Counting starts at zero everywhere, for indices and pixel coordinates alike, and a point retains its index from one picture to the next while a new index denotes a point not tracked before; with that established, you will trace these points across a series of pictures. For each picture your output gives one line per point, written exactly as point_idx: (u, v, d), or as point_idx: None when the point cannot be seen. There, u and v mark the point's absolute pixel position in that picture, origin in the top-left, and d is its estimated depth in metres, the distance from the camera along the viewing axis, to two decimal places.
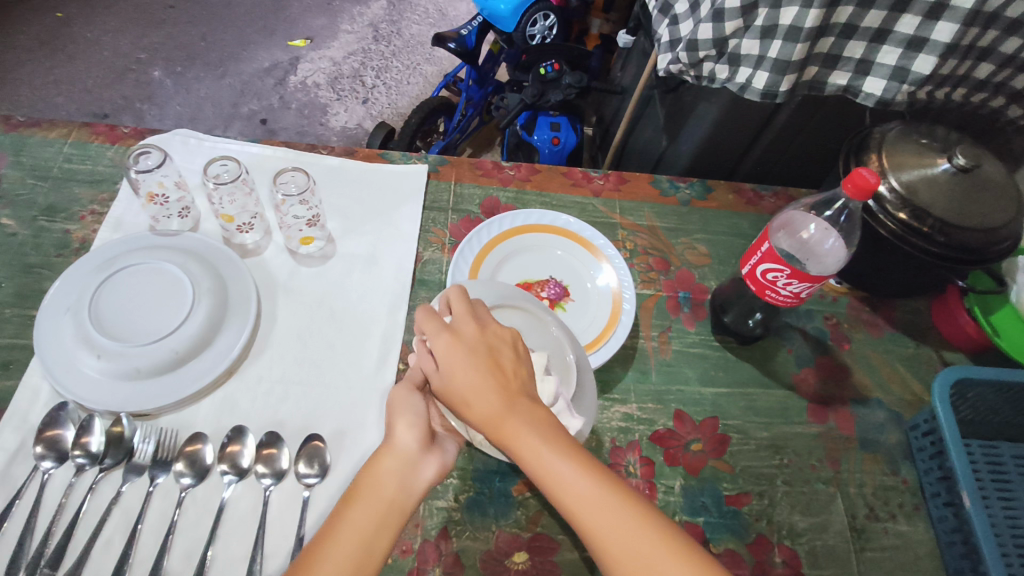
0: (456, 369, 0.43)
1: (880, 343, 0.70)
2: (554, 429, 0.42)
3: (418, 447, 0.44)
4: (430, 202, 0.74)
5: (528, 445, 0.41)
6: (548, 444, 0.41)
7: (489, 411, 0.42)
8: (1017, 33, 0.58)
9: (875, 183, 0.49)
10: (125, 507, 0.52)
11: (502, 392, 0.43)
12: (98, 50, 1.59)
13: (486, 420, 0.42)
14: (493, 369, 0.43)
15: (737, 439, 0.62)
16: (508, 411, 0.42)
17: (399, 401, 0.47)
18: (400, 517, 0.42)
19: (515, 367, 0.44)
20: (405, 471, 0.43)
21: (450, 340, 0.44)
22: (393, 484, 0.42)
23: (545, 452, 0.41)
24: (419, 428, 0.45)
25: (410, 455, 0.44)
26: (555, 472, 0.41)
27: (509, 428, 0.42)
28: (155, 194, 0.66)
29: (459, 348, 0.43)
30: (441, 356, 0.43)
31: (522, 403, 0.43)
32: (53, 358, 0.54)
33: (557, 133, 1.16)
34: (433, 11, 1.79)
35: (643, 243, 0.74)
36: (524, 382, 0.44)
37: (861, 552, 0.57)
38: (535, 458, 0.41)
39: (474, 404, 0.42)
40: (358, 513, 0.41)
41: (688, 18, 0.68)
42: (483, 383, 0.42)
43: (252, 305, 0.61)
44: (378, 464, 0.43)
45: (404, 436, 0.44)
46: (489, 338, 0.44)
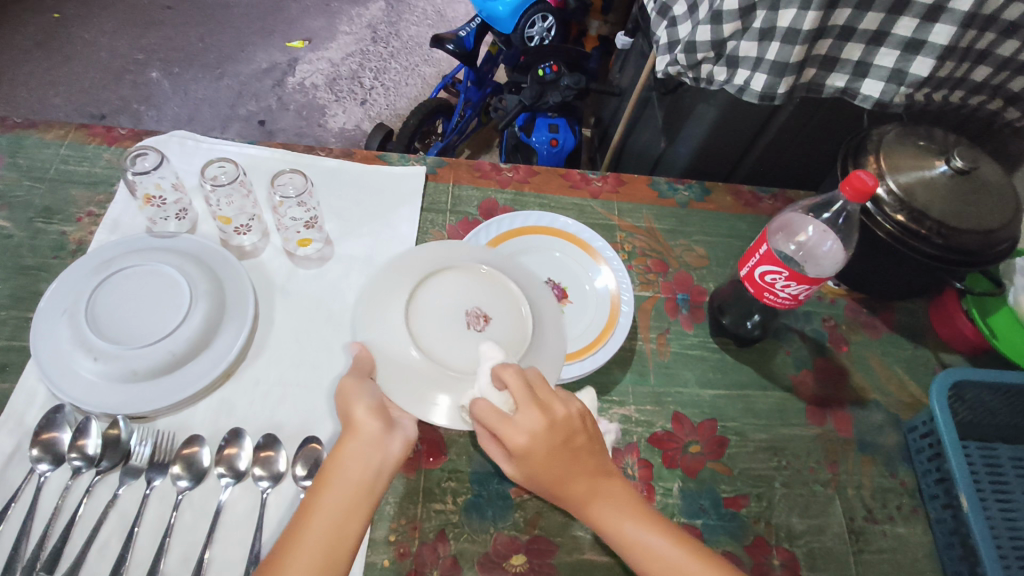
0: (539, 466, 0.43)
1: (878, 345, 0.70)
2: (637, 504, 0.46)
3: (378, 426, 0.44)
4: (429, 204, 0.74)
5: (616, 525, 0.45)
6: (637, 521, 0.45)
7: (577, 495, 0.45)
8: (1015, 36, 0.58)
9: (873, 186, 0.50)
10: (121, 510, 0.52)
11: (588, 475, 0.45)
12: (96, 50, 1.58)
13: (576, 504, 0.45)
14: (575, 457, 0.44)
15: (735, 441, 0.62)
16: (597, 496, 0.45)
17: (350, 388, 0.45)
18: (368, 498, 0.42)
19: (590, 448, 0.46)
20: (370, 454, 0.43)
21: (524, 438, 0.43)
22: (360, 468, 0.42)
23: (637, 532, 0.44)
24: (375, 408, 0.44)
25: (371, 436, 0.43)
26: (645, 545, 0.44)
27: (598, 512, 0.45)
28: (152, 195, 0.65)
29: (539, 443, 0.43)
30: (521, 452, 0.43)
31: (606, 480, 0.46)
32: (50, 361, 0.54)
33: (556, 134, 1.16)
34: (431, 12, 1.79)
35: (641, 245, 0.74)
36: (601, 459, 0.46)
37: (860, 554, 0.57)
38: (627, 537, 0.44)
39: (564, 492, 0.45)
40: (327, 501, 0.41)
41: (687, 20, 0.68)
42: (569, 473, 0.44)
43: (249, 307, 0.60)
44: (341, 451, 0.43)
45: (362, 419, 0.44)
46: (563, 428, 0.44)
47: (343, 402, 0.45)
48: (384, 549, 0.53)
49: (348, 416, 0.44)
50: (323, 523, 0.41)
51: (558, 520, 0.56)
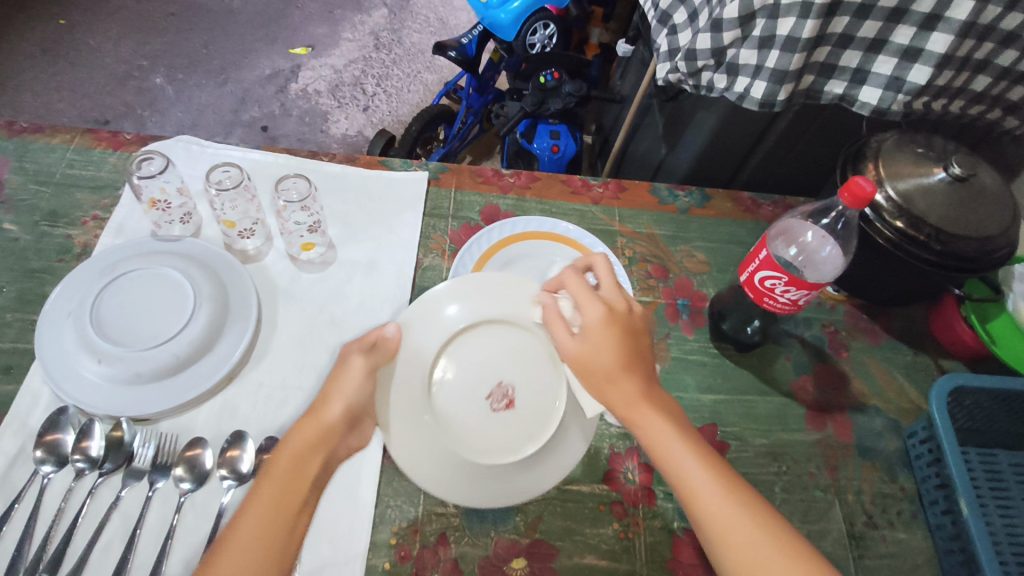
0: (608, 341, 0.48)
1: (877, 351, 0.70)
2: (679, 421, 0.47)
3: (344, 426, 0.48)
4: (431, 209, 0.74)
5: (657, 430, 0.46)
6: (678, 435, 0.46)
7: (620, 397, 0.47)
8: (1012, 46, 0.59)
9: (871, 192, 0.50)
10: (124, 512, 0.52)
11: (638, 381, 0.48)
12: (101, 56, 1.60)
13: (619, 403, 0.48)
14: (630, 351, 0.48)
15: (735, 446, 0.62)
16: (643, 401, 0.47)
17: (346, 376, 0.49)
18: (312, 487, 0.45)
19: (642, 350, 0.50)
20: (325, 444, 0.47)
21: (599, 313, 0.49)
22: (311, 457, 0.46)
23: (677, 446, 0.45)
24: (352, 406, 0.49)
25: (334, 429, 0.48)
26: (679, 459, 0.45)
27: (641, 416, 0.47)
28: (157, 199, 0.66)
29: (611, 323, 0.49)
30: (592, 326, 0.48)
31: (652, 391, 0.48)
32: (55, 363, 0.55)
33: (557, 141, 1.17)
34: (433, 20, 1.80)
35: (642, 251, 0.74)
36: (651, 373, 0.49)
37: (859, 559, 0.57)
38: (666, 447, 0.46)
39: (612, 385, 0.48)
40: (275, 486, 0.43)
41: (688, 28, 0.69)
42: (621, 366, 0.48)
43: (252, 311, 0.61)
44: (297, 436, 0.47)
45: (333, 410, 0.48)
46: (631, 322, 0.50)
47: (331, 387, 0.50)
48: (385, 552, 0.53)
49: (322, 406, 0.48)
50: (268, 505, 0.42)
51: (558, 524, 0.56)
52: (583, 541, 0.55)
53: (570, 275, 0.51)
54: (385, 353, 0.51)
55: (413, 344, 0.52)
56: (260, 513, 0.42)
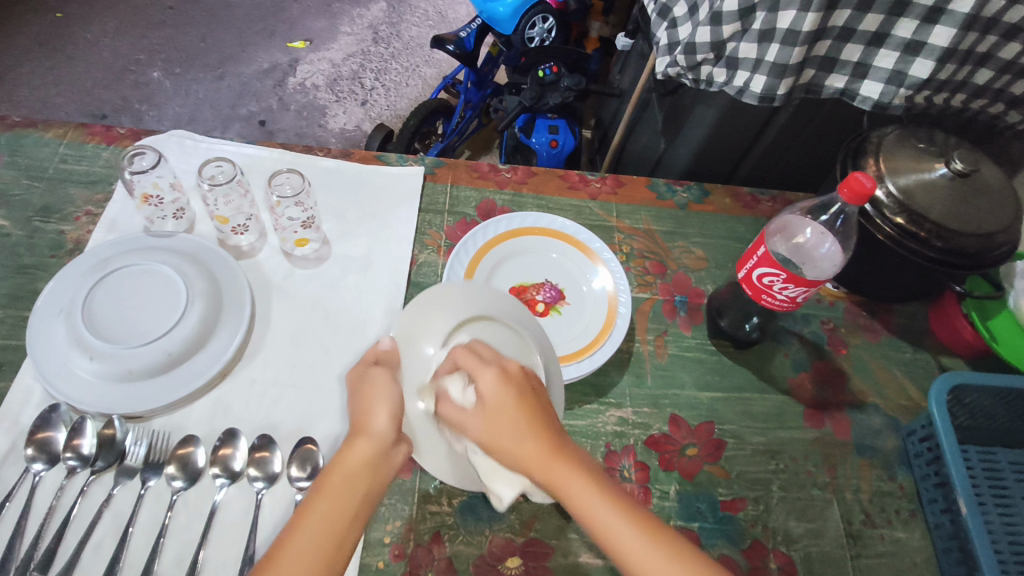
0: (500, 408, 0.41)
1: (877, 349, 0.70)
2: (603, 481, 0.40)
3: (395, 436, 0.43)
4: (427, 204, 0.73)
5: (577, 490, 0.39)
6: (608, 501, 0.39)
7: (533, 459, 0.40)
8: (1016, 39, 0.58)
9: (871, 188, 0.49)
10: (117, 509, 0.52)
11: (543, 437, 0.41)
12: (98, 50, 1.59)
13: (531, 468, 0.40)
14: (533, 410, 0.42)
15: (733, 443, 0.62)
16: (558, 455, 0.40)
17: (377, 387, 0.44)
18: (362, 505, 0.41)
19: (547, 408, 0.43)
20: (379, 460, 0.42)
21: (491, 381, 0.42)
22: (363, 476, 0.41)
23: (600, 509, 0.39)
24: (398, 414, 0.43)
25: (384, 442, 0.42)
26: (603, 518, 0.39)
27: (559, 474, 0.40)
28: (150, 194, 0.66)
29: (508, 386, 0.42)
30: (487, 393, 0.42)
31: (565, 447, 0.41)
32: (46, 360, 0.54)
33: (556, 135, 1.16)
34: (432, 13, 1.79)
35: (640, 247, 0.74)
36: (557, 424, 0.43)
37: (857, 559, 0.57)
38: (592, 513, 0.39)
39: (518, 455, 0.40)
40: (325, 506, 0.40)
41: (688, 21, 0.68)
42: (530, 429, 0.41)
43: (246, 307, 0.60)
44: (352, 454, 0.42)
45: (381, 421, 0.43)
46: (527, 381, 0.44)
47: (363, 403, 0.44)
48: (379, 551, 0.52)
49: (368, 418, 0.43)
50: (320, 522, 0.39)
51: (554, 523, 0.55)
52: (579, 539, 0.55)
53: (469, 351, 0.44)
54: (394, 363, 0.47)
55: (412, 364, 0.48)
56: (312, 532, 0.39)
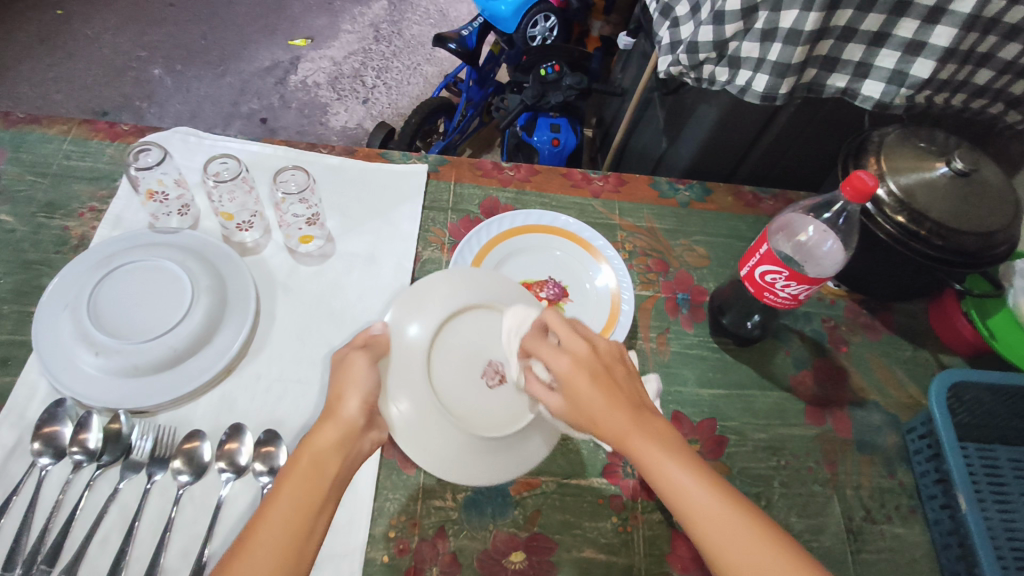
0: (578, 388, 0.43)
1: (877, 346, 0.70)
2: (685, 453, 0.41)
3: (364, 420, 0.44)
4: (430, 202, 0.74)
5: (656, 461, 0.40)
6: (688, 472, 0.40)
7: (615, 432, 0.42)
8: (1016, 39, 0.58)
9: (874, 186, 0.50)
10: (123, 504, 0.52)
11: (625, 409, 0.42)
12: (99, 47, 1.59)
13: (613, 438, 0.42)
14: (611, 387, 0.43)
15: (734, 440, 0.62)
16: (638, 429, 0.41)
17: (354, 371, 0.46)
18: (332, 487, 0.41)
19: (627, 383, 0.44)
20: (347, 442, 0.43)
21: (565, 360, 0.44)
22: (333, 458, 0.42)
23: (681, 479, 0.40)
24: (368, 400, 0.45)
25: (352, 425, 0.43)
26: (682, 488, 0.40)
27: (639, 445, 0.41)
28: (154, 191, 0.66)
29: (583, 367, 0.43)
30: (562, 372, 0.43)
31: (645, 419, 0.42)
32: (53, 356, 0.54)
33: (557, 134, 1.16)
34: (433, 12, 1.79)
35: (642, 245, 0.74)
36: (638, 397, 0.44)
37: (857, 554, 0.57)
38: (673, 484, 0.40)
39: (598, 427, 0.42)
40: (296, 489, 0.40)
41: (689, 21, 0.68)
42: (610, 402, 0.42)
43: (251, 303, 0.61)
44: (320, 437, 0.42)
45: (352, 406, 0.44)
46: (604, 359, 0.45)
47: (339, 385, 0.45)
48: (383, 545, 0.53)
49: (339, 402, 0.44)
50: (291, 505, 0.39)
51: (557, 518, 0.56)
52: (582, 535, 0.55)
53: (530, 341, 0.47)
54: (381, 348, 0.48)
55: (400, 350, 0.49)
56: (282, 518, 0.39)
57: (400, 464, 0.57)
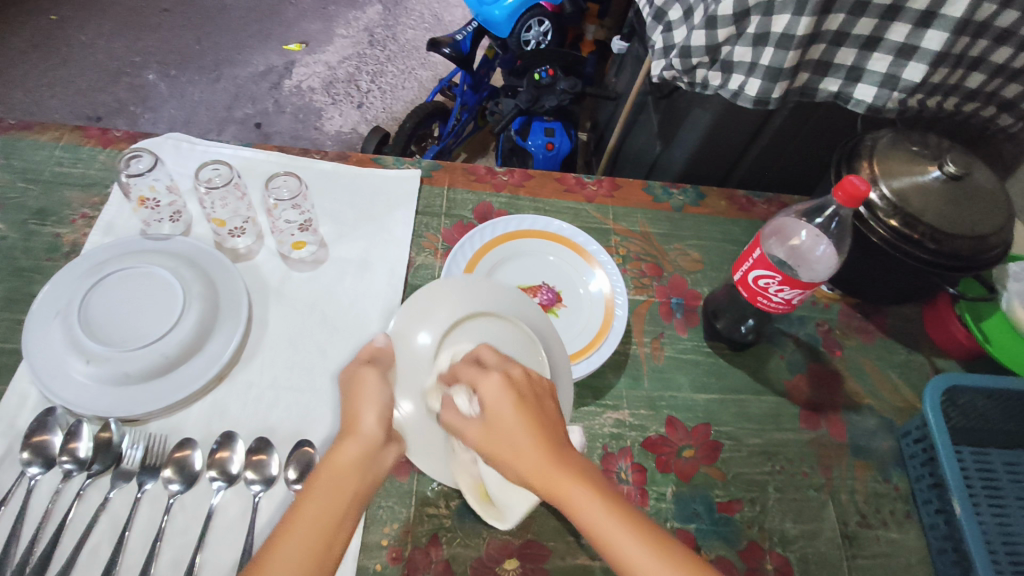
0: (500, 418, 0.41)
1: (871, 350, 0.70)
2: (607, 493, 0.39)
3: (383, 436, 0.43)
4: (424, 207, 0.74)
5: (586, 506, 0.38)
6: (607, 509, 0.38)
7: (534, 470, 0.39)
8: (1007, 44, 0.59)
9: (865, 191, 0.50)
10: (113, 513, 0.51)
11: (540, 446, 0.40)
12: (93, 53, 1.58)
13: (533, 480, 0.39)
14: (536, 421, 0.41)
15: (729, 445, 0.62)
16: (555, 468, 0.39)
17: (365, 387, 0.45)
18: (350, 506, 0.40)
19: (548, 415, 0.42)
20: (367, 460, 0.42)
21: (488, 389, 0.42)
22: (351, 476, 0.41)
23: (608, 522, 0.38)
24: (385, 415, 0.44)
25: (371, 442, 0.42)
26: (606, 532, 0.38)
27: (558, 487, 0.39)
28: (146, 198, 0.65)
29: (511, 393, 0.42)
30: (487, 401, 0.41)
31: (567, 456, 0.40)
32: (41, 364, 0.54)
33: (552, 138, 1.18)
34: (428, 16, 1.79)
35: (636, 249, 0.74)
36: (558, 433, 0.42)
37: (853, 559, 0.57)
38: (595, 525, 0.38)
39: (516, 460, 0.40)
40: (315, 504, 0.40)
41: (682, 25, 0.68)
42: (526, 434, 0.40)
43: (244, 310, 0.60)
44: (339, 455, 0.42)
45: (369, 421, 0.43)
46: (534, 389, 0.43)
47: (352, 402, 0.45)
48: (376, 554, 0.52)
49: (356, 418, 0.43)
50: (307, 524, 0.39)
51: (551, 524, 0.56)
52: (576, 541, 0.55)
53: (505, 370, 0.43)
54: (387, 359, 0.48)
55: (407, 358, 0.50)
56: (298, 538, 0.38)
57: (394, 471, 0.57)
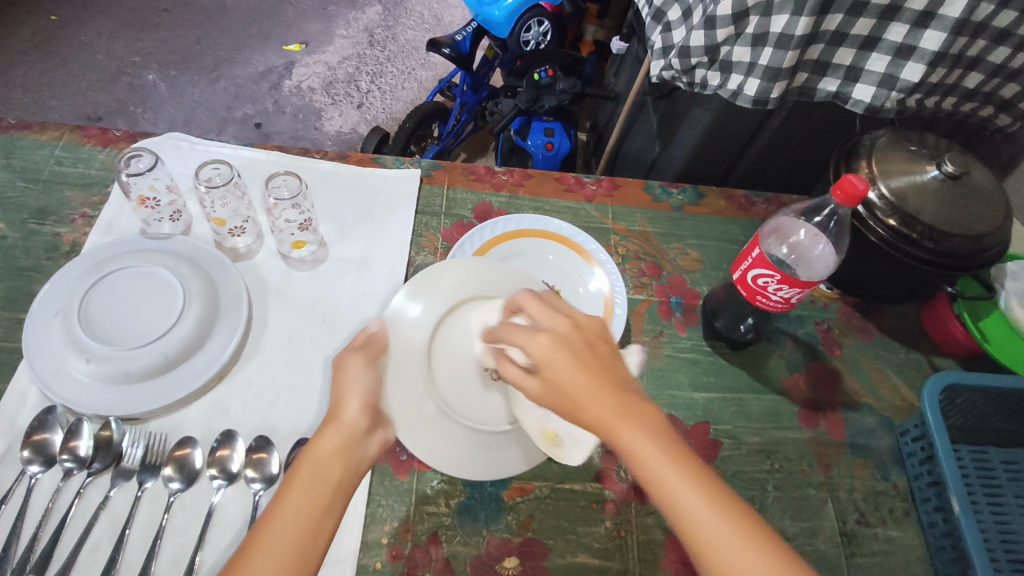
0: (556, 366, 0.41)
1: (870, 349, 0.71)
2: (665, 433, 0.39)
3: (366, 424, 0.43)
4: (423, 207, 0.74)
5: (641, 450, 0.39)
6: (660, 446, 0.39)
7: (598, 410, 0.40)
8: (1005, 43, 0.59)
9: (864, 190, 0.50)
10: (113, 511, 0.52)
11: (602, 387, 0.40)
12: (93, 53, 1.59)
13: (593, 421, 0.40)
14: (593, 363, 0.41)
15: (728, 444, 0.62)
16: (620, 410, 0.40)
17: (352, 375, 0.45)
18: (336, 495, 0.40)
19: (606, 359, 0.42)
20: (350, 448, 0.42)
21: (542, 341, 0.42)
22: (335, 465, 0.41)
23: (663, 461, 0.38)
24: (369, 402, 0.44)
25: (354, 430, 0.43)
26: (660, 470, 0.38)
27: (621, 428, 0.39)
28: (146, 197, 0.65)
29: (566, 350, 0.42)
30: (542, 352, 0.42)
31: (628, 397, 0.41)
32: (42, 363, 0.54)
33: (551, 138, 1.18)
34: (428, 17, 1.80)
35: (635, 249, 0.74)
36: (621, 376, 0.42)
37: (852, 557, 0.57)
38: (649, 463, 0.38)
39: (579, 399, 0.40)
40: (299, 496, 0.39)
41: (682, 25, 0.69)
42: (591, 378, 0.41)
43: (244, 309, 0.60)
44: (321, 445, 0.42)
45: (352, 410, 0.43)
46: (591, 340, 0.43)
47: (338, 390, 0.45)
48: (376, 552, 0.53)
49: (339, 408, 0.43)
50: (292, 516, 0.39)
51: (551, 523, 0.56)
52: (576, 540, 0.55)
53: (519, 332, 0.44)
54: (379, 346, 0.48)
55: (401, 342, 0.51)
56: (283, 530, 0.38)
57: (394, 470, 0.57)
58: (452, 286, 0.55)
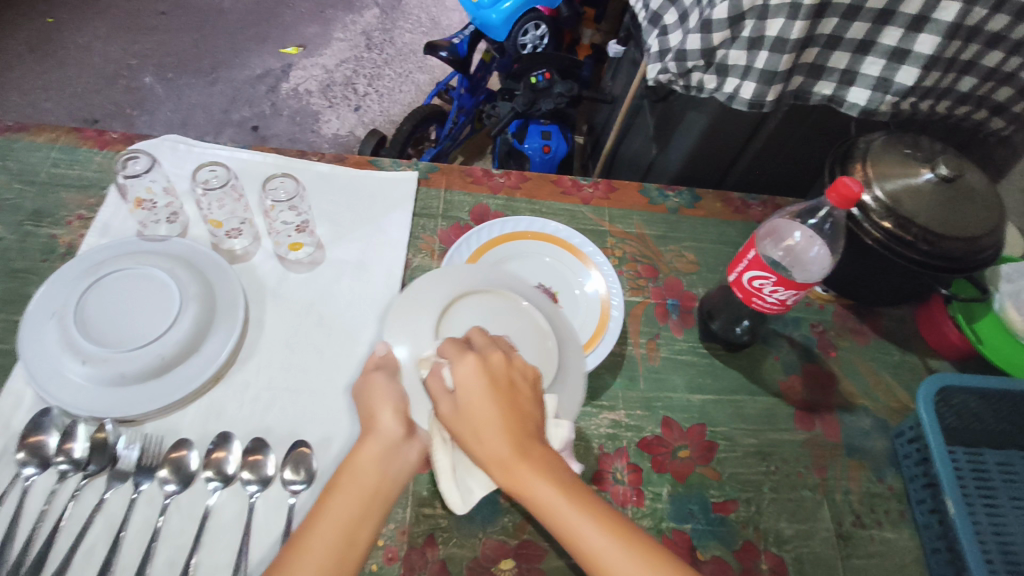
0: (471, 404, 0.43)
1: (865, 351, 0.71)
2: (567, 481, 0.41)
3: (403, 431, 0.44)
4: (420, 209, 0.74)
5: (544, 498, 0.40)
6: (562, 494, 0.41)
7: (498, 457, 0.42)
8: (998, 47, 0.60)
9: (858, 192, 0.50)
10: (109, 514, 0.51)
11: (506, 434, 0.42)
12: (90, 55, 1.59)
13: (495, 466, 0.42)
14: (504, 404, 0.43)
15: (724, 445, 0.62)
16: (519, 457, 0.41)
17: (377, 389, 0.46)
18: (376, 500, 0.42)
19: (520, 401, 0.44)
20: (389, 456, 0.43)
21: (465, 376, 0.44)
22: (373, 471, 0.42)
23: (566, 510, 0.40)
24: (401, 409, 0.45)
25: (393, 437, 0.44)
26: (564, 518, 0.40)
27: (521, 475, 0.41)
28: (143, 199, 0.66)
29: (483, 378, 0.44)
30: (464, 388, 0.44)
31: (532, 449, 0.42)
32: (38, 365, 0.54)
33: (548, 141, 1.19)
34: (425, 20, 1.80)
35: (631, 251, 0.74)
36: (532, 423, 0.44)
37: (847, 559, 0.57)
38: (551, 508, 0.40)
39: (482, 441, 0.42)
40: (339, 504, 0.41)
41: (678, 29, 0.69)
42: (499, 422, 0.42)
43: (240, 312, 0.60)
44: (362, 452, 0.43)
45: (386, 419, 0.44)
46: (511, 373, 0.45)
47: (369, 404, 0.46)
48: (372, 554, 0.53)
49: (373, 418, 0.45)
50: (334, 522, 0.40)
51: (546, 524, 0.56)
52: None
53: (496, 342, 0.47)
54: (392, 366, 0.48)
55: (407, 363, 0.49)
56: (324, 534, 0.40)
57: None
58: (433, 295, 0.53)
